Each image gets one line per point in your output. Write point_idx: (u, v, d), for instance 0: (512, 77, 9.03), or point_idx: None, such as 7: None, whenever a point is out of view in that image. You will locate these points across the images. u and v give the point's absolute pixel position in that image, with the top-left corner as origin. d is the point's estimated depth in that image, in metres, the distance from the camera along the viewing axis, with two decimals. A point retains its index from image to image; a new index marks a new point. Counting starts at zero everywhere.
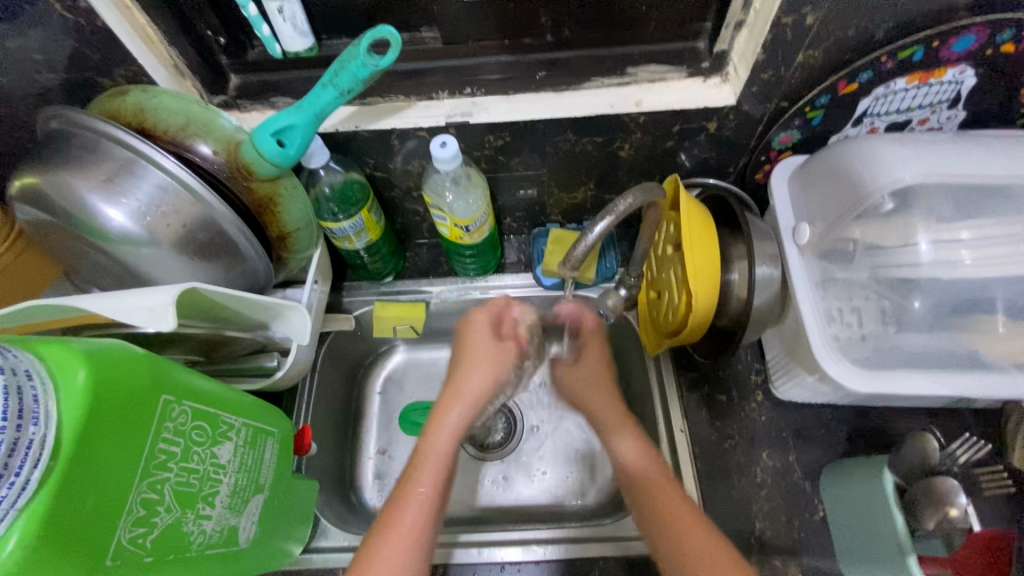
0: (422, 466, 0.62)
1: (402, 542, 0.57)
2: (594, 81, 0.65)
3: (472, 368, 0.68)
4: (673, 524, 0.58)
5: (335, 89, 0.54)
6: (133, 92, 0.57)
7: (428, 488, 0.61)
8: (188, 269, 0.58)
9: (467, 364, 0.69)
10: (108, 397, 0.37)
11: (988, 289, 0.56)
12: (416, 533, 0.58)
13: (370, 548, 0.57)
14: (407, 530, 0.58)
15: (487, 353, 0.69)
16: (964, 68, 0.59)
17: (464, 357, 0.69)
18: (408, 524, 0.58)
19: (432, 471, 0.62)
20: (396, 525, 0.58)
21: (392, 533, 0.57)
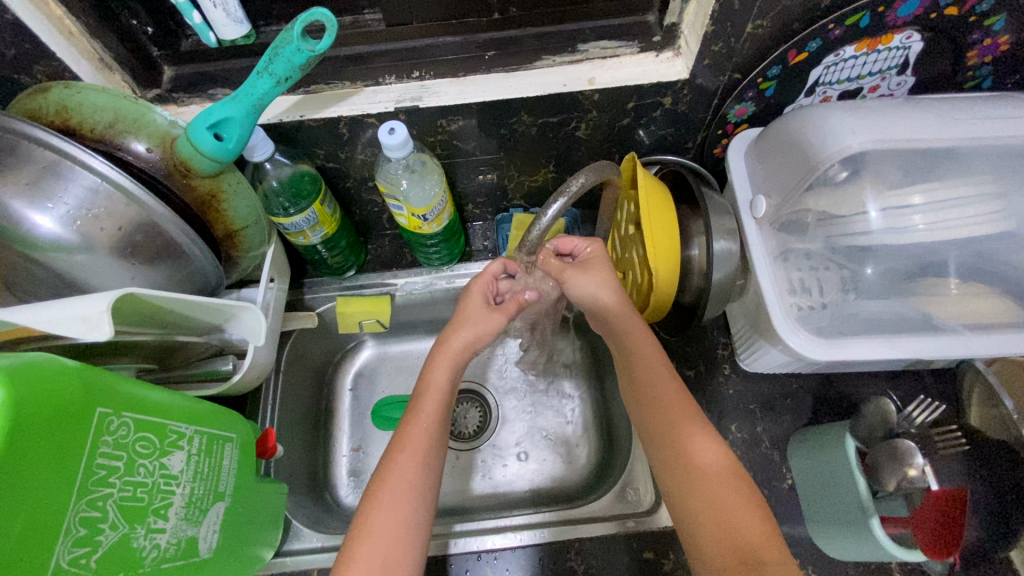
0: (411, 424, 0.60)
1: (399, 497, 0.56)
2: (545, 60, 0.64)
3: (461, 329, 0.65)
4: (717, 512, 0.51)
5: (270, 77, 0.52)
6: (53, 88, 0.53)
7: (420, 443, 0.59)
8: (129, 274, 0.55)
9: (460, 324, 0.65)
10: (33, 415, 0.34)
11: (938, 253, 0.57)
12: (411, 486, 0.57)
13: (367, 508, 0.56)
14: (402, 485, 0.56)
15: (474, 316, 0.65)
16: (910, 33, 0.59)
17: (455, 316, 0.66)
18: (399, 479, 0.57)
19: (423, 434, 0.60)
20: (390, 476, 0.57)
21: (387, 489, 0.56)
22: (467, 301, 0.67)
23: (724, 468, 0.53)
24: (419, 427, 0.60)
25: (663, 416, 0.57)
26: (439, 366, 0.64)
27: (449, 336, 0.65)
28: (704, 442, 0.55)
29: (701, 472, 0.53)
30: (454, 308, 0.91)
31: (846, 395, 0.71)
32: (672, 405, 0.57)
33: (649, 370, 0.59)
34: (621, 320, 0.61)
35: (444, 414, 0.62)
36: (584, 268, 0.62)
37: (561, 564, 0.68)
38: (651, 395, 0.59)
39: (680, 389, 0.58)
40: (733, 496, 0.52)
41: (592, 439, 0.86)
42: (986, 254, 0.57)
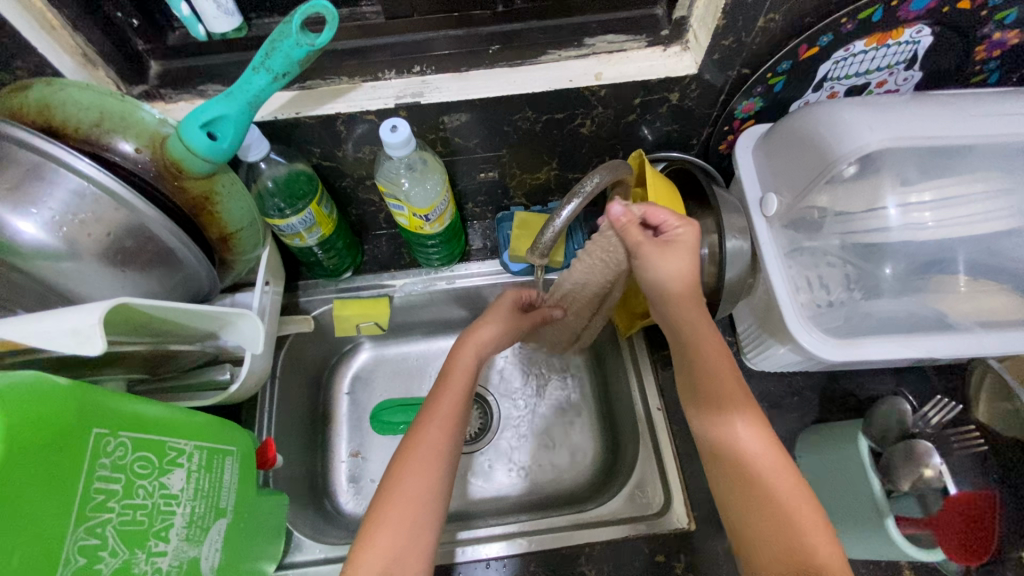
0: (439, 401, 0.63)
1: (427, 462, 0.58)
2: (551, 54, 0.62)
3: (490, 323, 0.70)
4: (778, 520, 0.50)
5: (267, 72, 0.49)
6: (35, 86, 0.50)
7: (449, 413, 0.62)
8: (118, 281, 0.53)
9: (490, 321, 0.70)
10: (25, 439, 0.32)
11: (950, 250, 0.57)
12: (438, 453, 0.59)
13: (395, 475, 0.57)
14: (430, 451, 0.59)
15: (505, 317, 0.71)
16: (921, 27, 0.58)
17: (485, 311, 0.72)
18: (427, 447, 0.59)
19: (449, 407, 0.63)
20: (417, 443, 0.59)
21: (415, 455, 0.58)
22: (497, 304, 0.72)
23: (787, 473, 0.52)
24: (447, 401, 0.63)
25: (728, 419, 0.55)
26: (467, 354, 0.67)
27: (476, 328, 0.69)
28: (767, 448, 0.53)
29: (763, 479, 0.52)
30: (453, 309, 0.89)
31: (852, 392, 0.71)
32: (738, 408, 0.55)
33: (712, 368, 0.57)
34: (688, 318, 0.58)
35: (470, 395, 0.65)
36: (658, 248, 0.57)
37: (571, 570, 0.67)
38: (720, 408, 0.56)
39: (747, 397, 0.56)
40: (795, 504, 0.51)
41: (596, 439, 0.85)
42: (997, 251, 0.57)
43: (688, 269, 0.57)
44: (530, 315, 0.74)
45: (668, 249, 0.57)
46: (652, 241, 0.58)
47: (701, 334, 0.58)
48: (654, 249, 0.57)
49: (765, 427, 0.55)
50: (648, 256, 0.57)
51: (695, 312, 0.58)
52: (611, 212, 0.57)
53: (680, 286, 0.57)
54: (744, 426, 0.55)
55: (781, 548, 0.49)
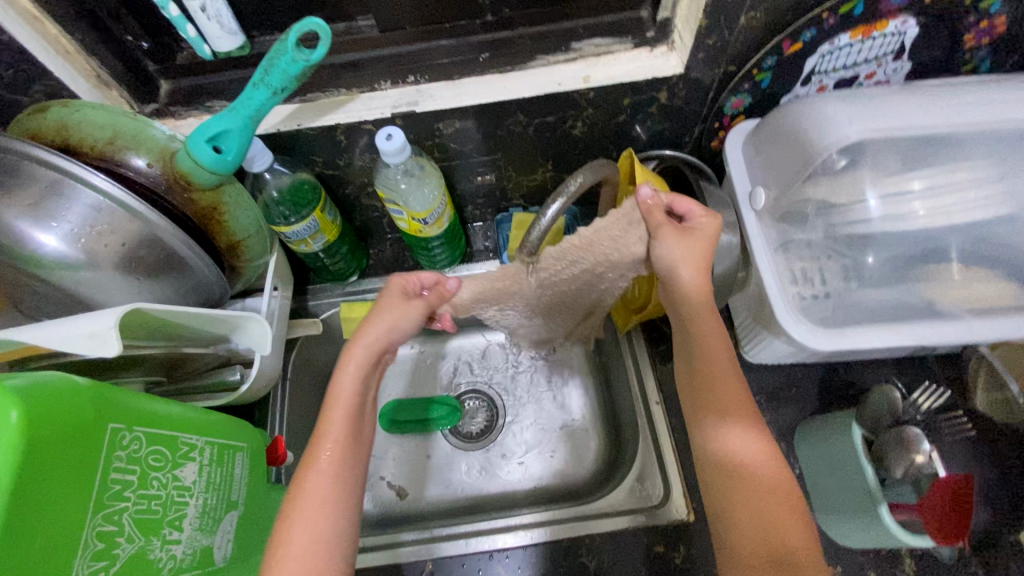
0: (318, 440, 0.54)
1: (315, 522, 0.50)
2: (540, 59, 0.64)
3: (374, 323, 0.59)
4: (763, 521, 0.51)
5: (267, 88, 0.52)
6: (53, 108, 0.54)
7: (336, 443, 0.54)
8: (133, 288, 0.56)
9: (375, 318, 0.59)
10: (46, 433, 0.35)
11: (940, 239, 0.57)
12: (327, 505, 0.52)
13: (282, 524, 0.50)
14: (316, 508, 0.51)
15: (392, 314, 0.60)
16: (906, 18, 0.59)
17: (369, 310, 0.60)
18: (311, 504, 0.51)
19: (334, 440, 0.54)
20: (299, 498, 0.51)
21: (299, 515, 0.50)
22: (384, 295, 0.61)
23: (773, 467, 0.53)
24: (326, 442, 0.54)
25: (722, 419, 0.56)
26: (347, 380, 0.57)
27: (359, 335, 0.58)
28: (760, 450, 0.54)
29: (751, 479, 0.53)
30: None
31: (851, 382, 0.71)
32: (733, 410, 0.56)
33: (712, 367, 0.58)
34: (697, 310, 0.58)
35: (361, 411, 0.57)
36: (681, 232, 0.58)
37: (573, 561, 0.69)
38: (718, 404, 0.57)
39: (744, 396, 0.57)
40: (780, 506, 0.52)
41: (598, 435, 0.87)
42: (987, 238, 0.57)
43: (707, 256, 0.58)
44: (419, 299, 0.62)
45: (691, 236, 0.58)
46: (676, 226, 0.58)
47: (710, 334, 0.58)
48: (678, 233, 0.57)
49: (761, 428, 0.56)
50: (673, 238, 0.57)
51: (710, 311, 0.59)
52: (642, 194, 0.58)
53: (696, 276, 0.58)
54: (737, 428, 0.55)
55: (761, 550, 0.50)
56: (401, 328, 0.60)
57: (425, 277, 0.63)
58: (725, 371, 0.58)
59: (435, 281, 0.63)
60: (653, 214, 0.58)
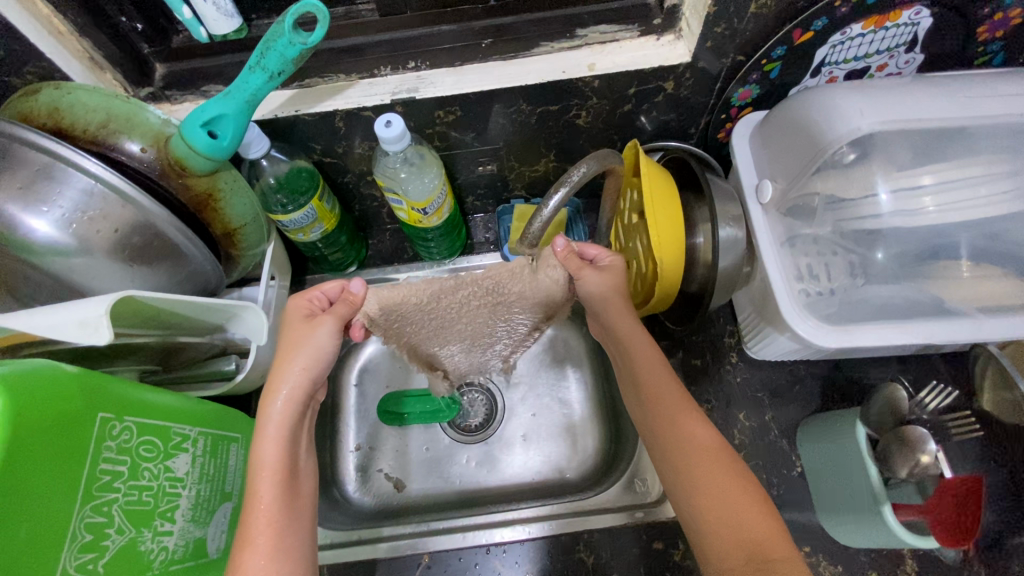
0: (247, 517, 0.49)
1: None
2: (544, 46, 0.62)
3: (284, 365, 0.53)
4: (727, 514, 0.49)
5: (263, 71, 0.51)
6: (44, 90, 0.53)
7: (271, 501, 0.49)
8: (127, 275, 0.55)
9: (286, 357, 0.54)
10: (34, 420, 0.34)
11: (951, 235, 0.56)
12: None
13: None
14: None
15: (307, 347, 0.54)
16: (919, 8, 0.57)
17: (278, 350, 0.55)
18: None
19: (269, 498, 0.49)
20: None
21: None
22: (292, 327, 0.56)
23: (721, 455, 0.52)
24: (262, 516, 0.49)
25: (669, 414, 0.55)
26: (270, 444, 0.51)
27: (273, 382, 0.53)
28: (707, 438, 0.53)
29: (706, 470, 0.51)
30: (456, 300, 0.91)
31: (855, 380, 0.70)
32: (675, 404, 0.55)
33: (645, 367, 0.57)
34: (616, 318, 0.59)
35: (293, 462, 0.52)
36: (601, 271, 0.58)
37: (571, 556, 0.68)
38: (657, 400, 0.56)
39: (677, 385, 0.56)
40: (740, 494, 0.50)
41: (596, 431, 0.86)
42: (999, 235, 0.56)
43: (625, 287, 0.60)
44: (327, 314, 0.55)
45: (609, 272, 0.58)
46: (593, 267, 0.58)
47: (635, 337, 0.58)
48: (600, 271, 0.58)
49: (701, 416, 0.55)
50: (595, 278, 0.57)
51: (628, 317, 0.59)
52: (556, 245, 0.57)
53: (618, 305, 0.59)
54: (681, 425, 0.54)
55: (733, 543, 0.48)
56: (317, 357, 0.54)
57: (330, 287, 0.58)
58: (653, 363, 0.57)
59: (342, 289, 0.58)
60: (572, 260, 0.57)
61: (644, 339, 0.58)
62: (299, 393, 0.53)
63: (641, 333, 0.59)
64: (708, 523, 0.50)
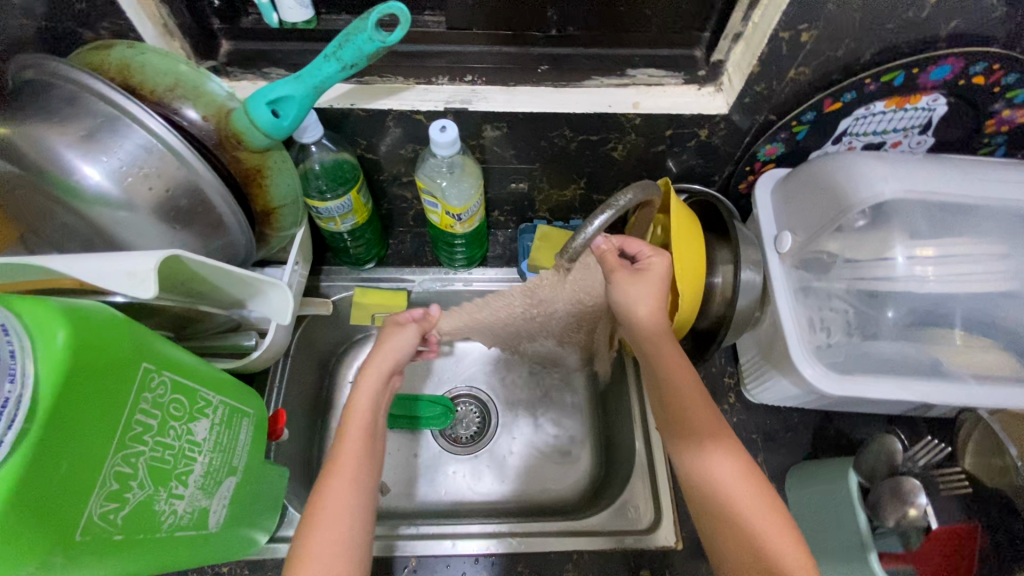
0: (331, 474, 0.55)
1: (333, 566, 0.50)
2: (594, 80, 0.66)
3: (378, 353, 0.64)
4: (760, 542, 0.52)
5: (337, 62, 0.52)
6: (118, 47, 0.54)
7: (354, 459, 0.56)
8: (165, 237, 0.55)
9: (378, 346, 0.64)
10: (89, 358, 0.34)
11: (950, 304, 0.60)
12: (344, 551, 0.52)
13: (304, 539, 0.52)
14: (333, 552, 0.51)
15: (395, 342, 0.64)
16: (937, 95, 0.63)
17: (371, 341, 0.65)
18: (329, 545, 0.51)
19: (352, 456, 0.56)
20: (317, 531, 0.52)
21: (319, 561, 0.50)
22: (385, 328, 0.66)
23: (751, 485, 0.55)
24: (344, 483, 0.55)
25: (701, 444, 0.57)
26: (358, 413, 0.59)
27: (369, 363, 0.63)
28: (738, 468, 0.55)
29: (738, 499, 0.54)
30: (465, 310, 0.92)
31: (844, 433, 0.74)
32: (709, 434, 0.57)
33: (680, 393, 0.59)
34: (653, 337, 0.60)
35: (376, 434, 0.60)
36: (636, 276, 0.61)
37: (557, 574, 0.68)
38: (690, 427, 0.58)
39: (711, 412, 0.58)
40: (768, 521, 0.53)
41: (589, 456, 0.87)
42: (993, 310, 0.60)
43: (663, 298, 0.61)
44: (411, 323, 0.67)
45: (645, 278, 0.61)
46: (629, 269, 0.62)
47: (670, 360, 0.60)
48: (636, 277, 0.61)
49: (735, 446, 0.57)
50: (627, 282, 0.60)
51: (665, 335, 0.60)
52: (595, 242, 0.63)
53: (653, 314, 0.60)
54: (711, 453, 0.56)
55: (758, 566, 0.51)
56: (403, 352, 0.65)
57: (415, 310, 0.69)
58: (688, 388, 0.59)
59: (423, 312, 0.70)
60: (610, 257, 0.62)
61: (681, 363, 0.60)
62: (383, 387, 0.63)
63: (676, 354, 0.60)
64: (735, 548, 0.53)
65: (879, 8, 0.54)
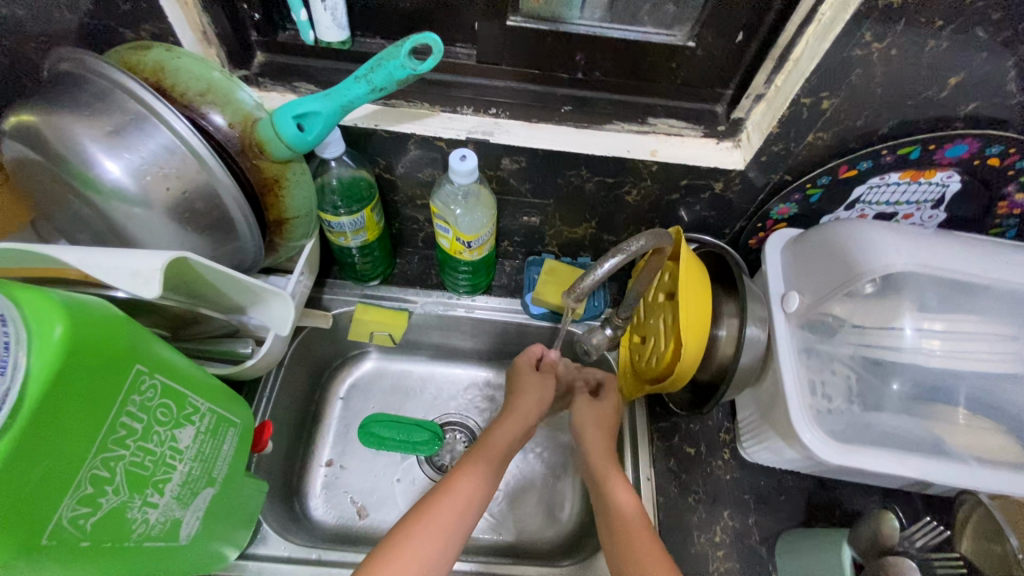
0: (450, 487, 0.63)
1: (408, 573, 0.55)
2: (616, 124, 0.67)
3: (524, 393, 0.73)
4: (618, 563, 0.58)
5: (367, 84, 0.53)
6: (155, 49, 0.55)
7: (480, 471, 0.65)
8: (176, 237, 0.55)
9: (522, 391, 0.74)
10: (83, 357, 0.34)
11: (955, 381, 0.60)
12: (426, 560, 0.57)
13: (402, 534, 0.58)
14: (416, 560, 0.56)
15: (534, 381, 0.74)
16: (952, 172, 0.64)
17: (516, 382, 0.75)
18: (421, 548, 0.57)
19: (480, 467, 0.66)
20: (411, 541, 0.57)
21: (404, 562, 0.56)
22: (521, 363, 0.77)
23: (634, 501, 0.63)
24: (463, 492, 0.63)
25: (602, 476, 0.66)
26: (497, 439, 0.69)
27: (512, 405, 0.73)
28: (631, 503, 0.63)
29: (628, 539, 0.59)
30: (465, 337, 0.91)
31: (839, 502, 0.72)
32: (609, 468, 0.67)
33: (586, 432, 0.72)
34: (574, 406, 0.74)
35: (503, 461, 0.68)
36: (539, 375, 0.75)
37: None
38: (598, 466, 0.68)
39: (613, 456, 0.69)
40: (650, 558, 0.57)
41: (576, 500, 0.84)
42: (999, 392, 0.59)
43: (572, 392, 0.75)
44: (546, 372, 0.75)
45: (547, 375, 0.75)
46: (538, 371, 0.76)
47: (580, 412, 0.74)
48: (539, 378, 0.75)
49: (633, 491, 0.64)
50: (532, 382, 0.74)
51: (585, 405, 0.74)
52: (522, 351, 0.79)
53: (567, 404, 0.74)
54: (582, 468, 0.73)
55: None
56: (542, 398, 0.74)
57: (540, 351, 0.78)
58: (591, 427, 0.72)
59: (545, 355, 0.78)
60: (522, 360, 0.76)
61: (595, 421, 0.72)
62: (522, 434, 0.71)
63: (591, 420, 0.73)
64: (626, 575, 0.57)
65: (900, 83, 0.55)
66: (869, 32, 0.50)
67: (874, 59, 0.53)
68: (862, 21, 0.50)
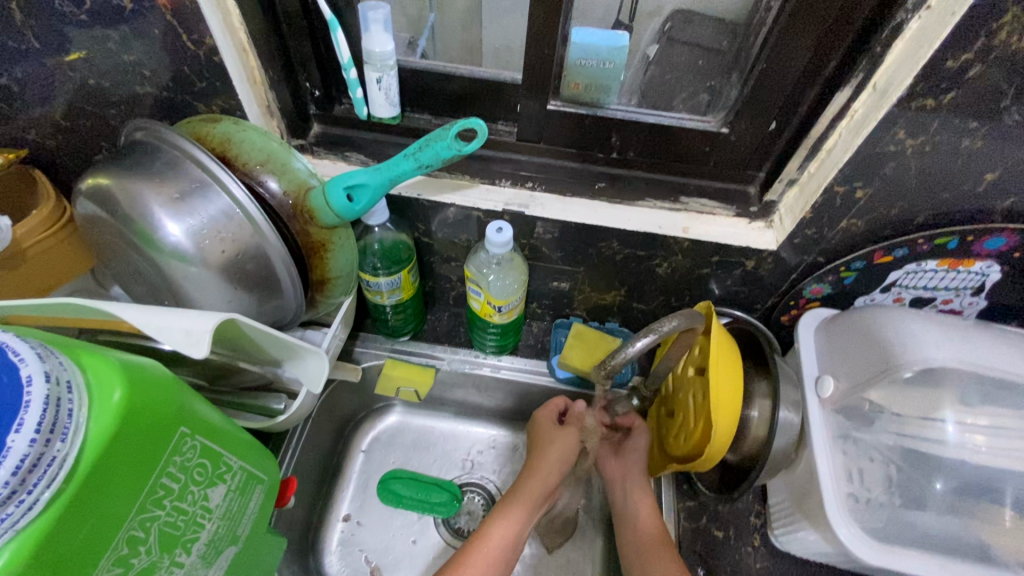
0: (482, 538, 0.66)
1: None
2: (649, 202, 0.69)
3: (548, 442, 0.74)
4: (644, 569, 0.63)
5: (415, 161, 0.57)
6: (223, 122, 0.60)
7: (512, 518, 0.68)
8: (224, 295, 0.58)
9: (546, 440, 0.75)
10: (135, 420, 0.35)
11: (1001, 482, 0.57)
12: None
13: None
14: None
15: (554, 433, 0.75)
16: (992, 263, 0.63)
17: (541, 431, 0.76)
18: None
19: (511, 515, 0.69)
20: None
21: None
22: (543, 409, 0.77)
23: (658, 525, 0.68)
24: (494, 544, 0.66)
25: (628, 501, 0.71)
26: (527, 486, 0.71)
27: (541, 450, 0.74)
28: (654, 528, 0.67)
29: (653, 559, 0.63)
30: (488, 396, 0.91)
31: None
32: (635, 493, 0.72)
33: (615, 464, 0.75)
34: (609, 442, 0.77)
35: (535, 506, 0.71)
36: (561, 427, 0.75)
37: None
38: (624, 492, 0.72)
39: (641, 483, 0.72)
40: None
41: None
42: None
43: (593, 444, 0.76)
44: (567, 424, 0.76)
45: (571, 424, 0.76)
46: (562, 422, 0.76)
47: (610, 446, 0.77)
48: (563, 429, 0.75)
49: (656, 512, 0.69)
50: (558, 435, 0.74)
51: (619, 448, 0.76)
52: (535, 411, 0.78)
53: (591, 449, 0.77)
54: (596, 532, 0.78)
55: None
56: (566, 450, 0.74)
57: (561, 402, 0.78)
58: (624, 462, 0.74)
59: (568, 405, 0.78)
60: (548, 413, 0.77)
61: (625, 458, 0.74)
62: (553, 478, 0.73)
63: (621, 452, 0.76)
64: None
65: (935, 177, 0.56)
66: (903, 129, 0.52)
67: (908, 154, 0.54)
68: (895, 120, 0.51)
